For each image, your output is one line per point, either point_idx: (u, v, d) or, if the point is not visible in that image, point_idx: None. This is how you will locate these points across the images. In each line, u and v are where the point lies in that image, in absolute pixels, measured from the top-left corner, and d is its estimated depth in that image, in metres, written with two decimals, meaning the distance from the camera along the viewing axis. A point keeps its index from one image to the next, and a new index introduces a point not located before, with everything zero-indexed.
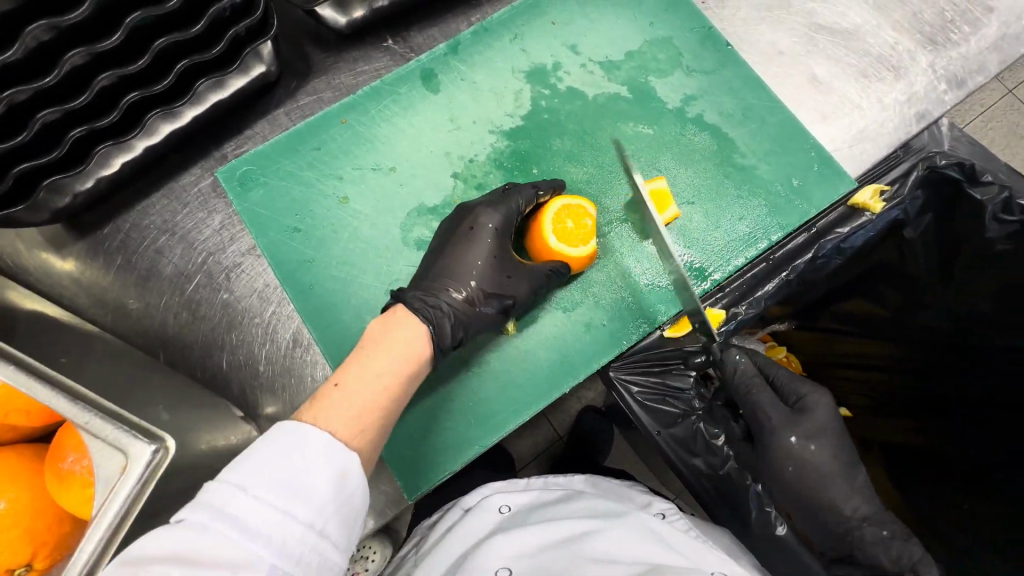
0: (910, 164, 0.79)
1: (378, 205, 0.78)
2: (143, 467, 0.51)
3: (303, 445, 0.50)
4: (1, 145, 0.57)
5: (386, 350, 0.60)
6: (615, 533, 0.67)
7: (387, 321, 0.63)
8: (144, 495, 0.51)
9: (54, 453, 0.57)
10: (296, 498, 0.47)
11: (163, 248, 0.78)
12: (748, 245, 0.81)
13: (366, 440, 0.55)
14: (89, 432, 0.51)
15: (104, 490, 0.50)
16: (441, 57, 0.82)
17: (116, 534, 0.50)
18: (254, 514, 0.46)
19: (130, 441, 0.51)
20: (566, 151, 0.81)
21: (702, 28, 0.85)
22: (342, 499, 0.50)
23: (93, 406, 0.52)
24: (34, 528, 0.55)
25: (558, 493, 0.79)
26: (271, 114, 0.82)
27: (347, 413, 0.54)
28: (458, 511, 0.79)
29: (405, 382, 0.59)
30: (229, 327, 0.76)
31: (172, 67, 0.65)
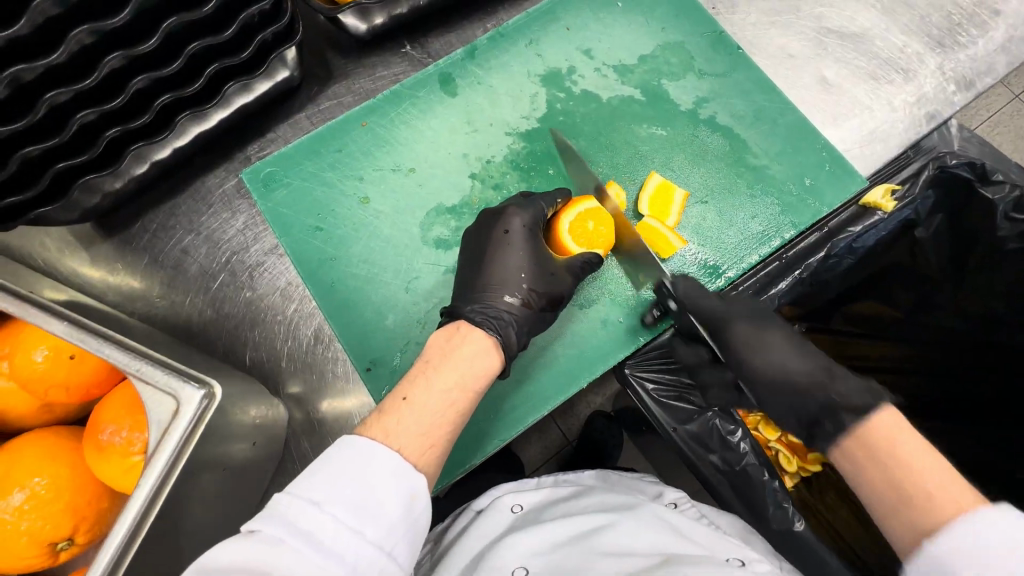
0: (922, 164, 0.80)
1: (398, 204, 0.81)
2: (193, 411, 0.55)
3: (377, 460, 0.51)
4: (43, 145, 0.62)
5: (454, 365, 0.61)
6: (629, 525, 0.68)
7: (453, 337, 0.65)
8: (194, 438, 0.55)
9: (91, 429, 0.60)
10: (366, 517, 0.48)
11: (189, 247, 0.83)
12: (761, 243, 0.82)
13: (431, 461, 0.56)
14: (140, 380, 0.55)
15: (157, 430, 0.54)
16: (459, 62, 0.86)
17: (168, 479, 0.54)
18: (324, 529, 0.46)
19: (180, 386, 0.55)
20: (580, 152, 0.83)
21: (713, 32, 0.88)
22: (410, 521, 0.50)
23: (143, 355, 0.56)
24: (75, 502, 0.59)
25: (570, 489, 0.83)
26: (293, 117, 0.87)
27: (417, 427, 0.55)
28: (470, 513, 0.82)
29: (470, 398, 0.61)
30: (252, 324, 0.80)
31: (203, 71, 0.69)
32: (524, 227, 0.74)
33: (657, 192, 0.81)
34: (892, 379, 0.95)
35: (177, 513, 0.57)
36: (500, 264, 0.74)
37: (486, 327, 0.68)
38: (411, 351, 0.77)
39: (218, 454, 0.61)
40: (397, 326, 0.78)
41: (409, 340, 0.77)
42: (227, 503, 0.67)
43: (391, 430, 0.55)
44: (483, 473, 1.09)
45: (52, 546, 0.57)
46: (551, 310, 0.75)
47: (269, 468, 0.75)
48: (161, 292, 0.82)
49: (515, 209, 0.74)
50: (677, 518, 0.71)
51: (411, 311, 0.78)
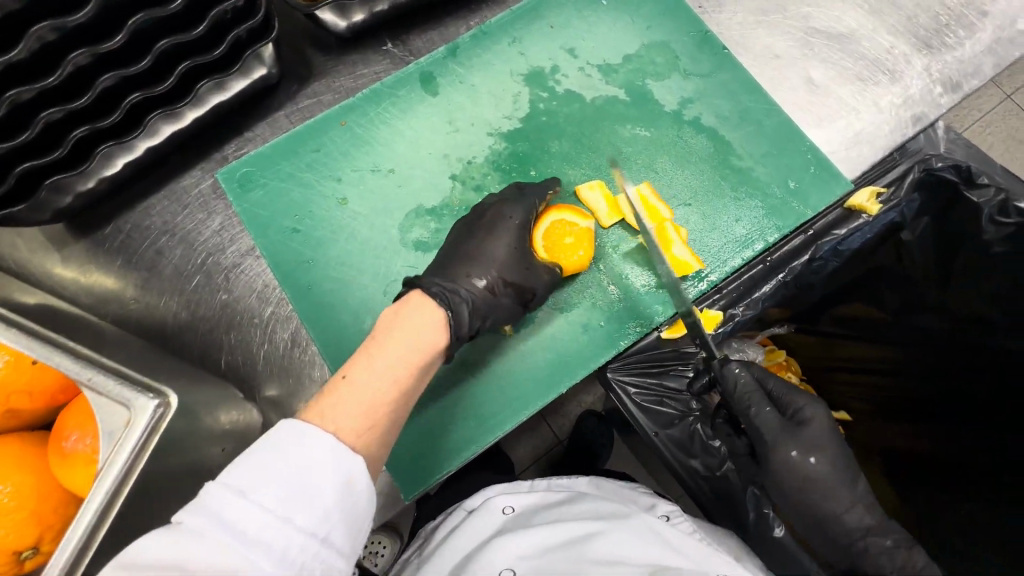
0: (906, 167, 0.80)
1: (377, 206, 0.80)
2: (146, 420, 0.53)
3: (310, 444, 0.50)
4: (6, 144, 0.60)
5: (398, 341, 0.60)
6: (617, 536, 0.67)
7: (400, 311, 0.63)
8: (148, 448, 0.53)
9: (55, 436, 0.59)
10: (295, 504, 0.46)
11: (164, 248, 0.81)
12: (745, 246, 0.81)
13: (371, 442, 0.55)
14: (91, 389, 0.53)
15: (109, 443, 0.52)
16: (440, 61, 0.84)
17: (122, 488, 0.52)
18: (251, 518, 0.45)
19: (133, 397, 0.53)
20: (564, 153, 0.82)
21: (699, 32, 0.87)
22: (347, 504, 0.49)
23: (94, 364, 0.54)
24: (40, 509, 0.58)
25: (562, 495, 0.80)
26: (271, 116, 0.85)
27: (353, 410, 0.55)
28: (461, 513, 0.81)
29: (413, 375, 0.60)
30: (228, 327, 0.79)
31: (174, 69, 0.68)
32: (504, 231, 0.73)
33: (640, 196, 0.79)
34: (879, 382, 0.95)
35: (142, 522, 0.56)
36: (483, 265, 0.73)
37: (442, 303, 0.65)
38: None
39: (186, 463, 0.60)
40: (375, 330, 0.76)
41: None
42: None
43: (330, 411, 0.54)
44: (468, 475, 1.08)
45: (15, 556, 0.56)
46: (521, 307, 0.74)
47: None
48: (136, 294, 0.80)
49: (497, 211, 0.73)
50: (671, 531, 0.69)
51: None
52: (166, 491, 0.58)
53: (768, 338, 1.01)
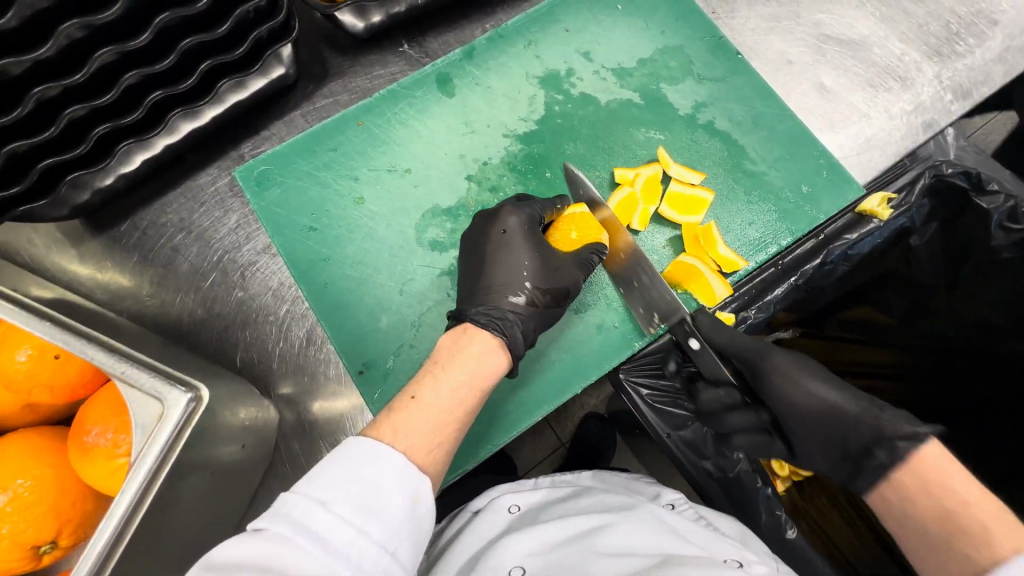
0: (917, 173, 0.81)
1: (394, 206, 0.81)
2: (179, 414, 0.54)
3: (383, 462, 0.51)
4: (31, 140, 0.61)
5: (461, 365, 0.61)
6: (626, 526, 0.67)
7: (459, 339, 0.65)
8: (179, 443, 0.54)
9: (76, 430, 0.59)
10: (372, 516, 0.47)
11: (180, 245, 0.81)
12: (758, 249, 0.81)
13: (438, 460, 0.55)
14: (124, 382, 0.54)
15: (142, 435, 0.53)
16: (457, 63, 0.85)
17: (154, 480, 0.53)
18: (331, 530, 0.45)
19: (167, 390, 0.54)
20: (578, 155, 0.83)
21: (713, 37, 0.88)
22: (413, 524, 0.50)
23: (129, 358, 0.55)
24: (59, 503, 0.58)
25: (565, 492, 0.82)
26: (288, 115, 0.86)
27: (426, 429, 0.55)
28: (467, 514, 0.81)
29: (475, 399, 0.60)
30: (244, 324, 0.79)
31: (196, 67, 0.68)
32: (523, 231, 0.73)
33: (682, 197, 0.80)
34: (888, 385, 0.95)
35: (161, 520, 0.56)
36: (502, 267, 0.73)
37: (492, 330, 0.67)
38: (404, 354, 0.76)
39: (206, 459, 0.60)
40: (390, 328, 0.77)
41: (402, 343, 0.76)
42: (214, 506, 0.65)
43: (399, 425, 0.55)
44: (476, 475, 1.08)
45: (34, 550, 0.56)
46: (557, 307, 0.74)
47: (259, 468, 0.74)
48: (152, 290, 0.81)
49: (512, 208, 0.74)
50: (674, 520, 0.69)
51: (404, 314, 0.77)
52: (186, 485, 0.58)
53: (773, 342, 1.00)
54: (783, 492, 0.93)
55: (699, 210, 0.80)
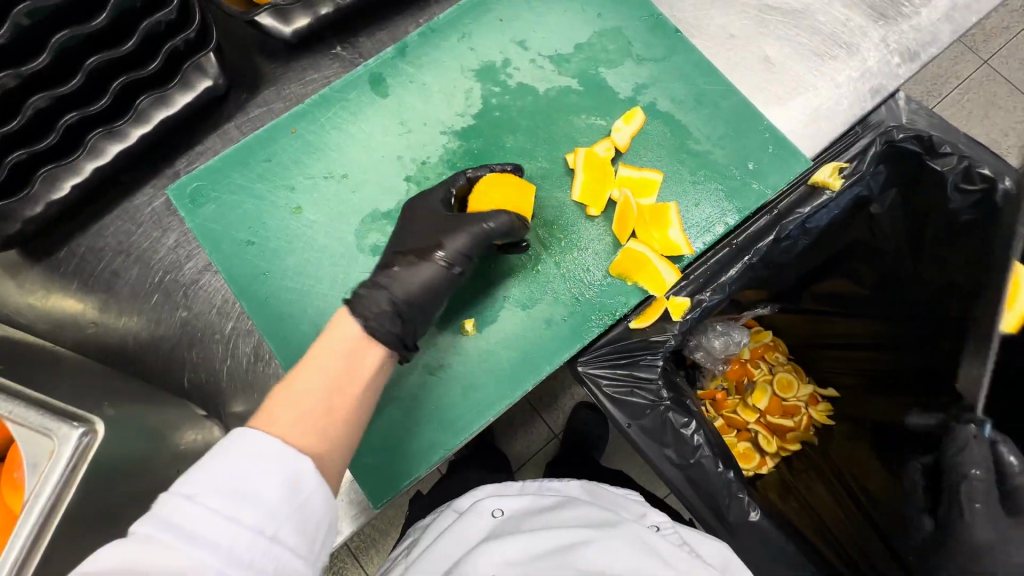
0: (869, 140, 0.80)
1: (334, 213, 0.79)
2: (71, 450, 0.52)
3: (261, 449, 0.49)
4: None
5: (331, 352, 0.59)
6: (606, 545, 0.65)
7: (330, 327, 0.62)
8: (75, 478, 0.52)
9: (7, 467, 0.58)
10: (244, 502, 0.46)
11: (119, 268, 0.80)
12: (706, 229, 0.80)
13: (329, 447, 0.54)
14: (14, 423, 0.52)
15: (35, 474, 0.51)
16: (389, 61, 0.83)
17: (51, 520, 0.51)
18: (201, 523, 0.45)
19: (55, 426, 0.52)
20: (519, 147, 0.81)
21: (650, 16, 0.85)
22: (298, 504, 0.49)
23: (16, 397, 0.53)
24: None
25: (551, 500, 0.78)
26: (221, 128, 0.84)
27: (304, 416, 0.54)
28: (452, 514, 0.80)
29: (362, 385, 0.59)
30: (190, 344, 0.78)
31: (109, 86, 0.66)
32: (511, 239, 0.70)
33: (636, 180, 0.78)
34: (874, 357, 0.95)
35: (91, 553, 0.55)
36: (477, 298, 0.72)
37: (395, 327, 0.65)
38: None
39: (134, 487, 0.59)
40: None
41: None
42: None
43: (284, 410, 0.53)
44: (455, 477, 1.08)
45: None
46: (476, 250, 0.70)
47: None
48: (95, 316, 0.79)
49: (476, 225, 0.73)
50: (661, 543, 0.67)
51: None
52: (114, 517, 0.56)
53: (754, 321, 1.05)
54: (770, 470, 1.02)
55: (650, 192, 0.78)
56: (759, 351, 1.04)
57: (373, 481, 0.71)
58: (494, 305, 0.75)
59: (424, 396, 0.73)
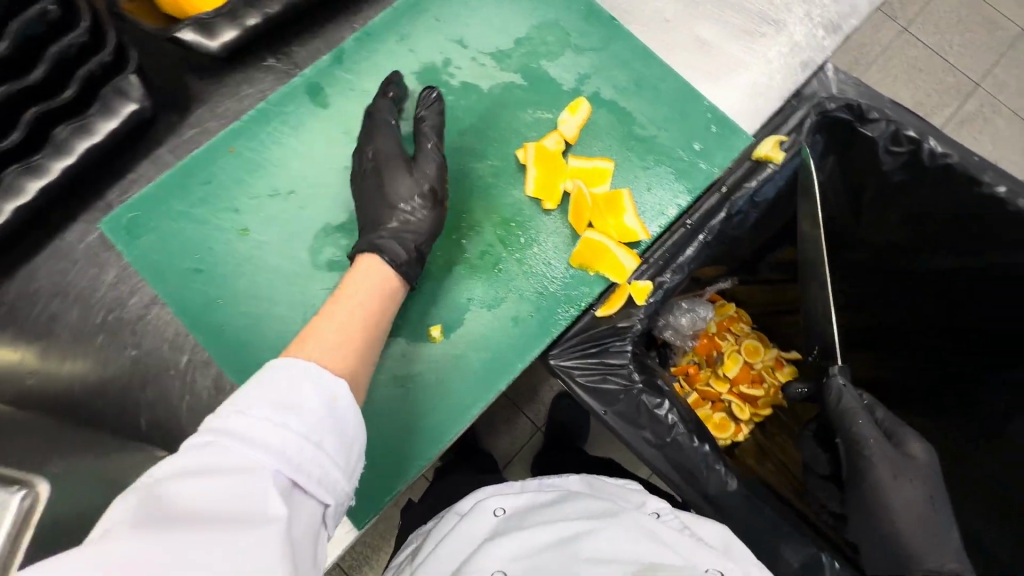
0: (804, 113, 0.84)
1: (283, 231, 0.76)
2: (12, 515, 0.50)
3: (295, 368, 0.53)
4: None
5: (363, 289, 0.66)
6: (609, 534, 0.65)
7: (366, 268, 0.68)
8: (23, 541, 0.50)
9: None
10: (293, 415, 0.50)
11: (57, 312, 0.74)
12: (660, 212, 0.82)
13: (351, 363, 0.59)
14: None
15: None
16: (326, 70, 0.81)
17: None
18: (250, 427, 0.49)
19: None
20: (468, 148, 0.80)
21: (586, 6, 0.86)
22: (336, 420, 0.52)
23: None
24: None
25: (553, 493, 0.77)
26: (154, 153, 0.79)
27: (336, 336, 0.60)
28: (454, 517, 0.79)
29: (377, 313, 0.65)
30: (142, 384, 0.72)
31: (20, 118, 0.63)
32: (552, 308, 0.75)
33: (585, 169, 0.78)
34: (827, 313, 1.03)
35: None
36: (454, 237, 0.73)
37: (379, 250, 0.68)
38: None
39: None
40: None
41: None
42: None
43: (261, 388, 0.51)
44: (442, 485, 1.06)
45: None
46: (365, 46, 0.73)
47: None
48: None
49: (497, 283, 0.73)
50: (660, 527, 0.68)
51: None
52: None
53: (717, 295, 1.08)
54: (746, 436, 1.04)
55: (603, 181, 0.79)
56: (725, 323, 1.07)
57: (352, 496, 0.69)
58: (460, 306, 0.75)
59: (398, 407, 0.72)
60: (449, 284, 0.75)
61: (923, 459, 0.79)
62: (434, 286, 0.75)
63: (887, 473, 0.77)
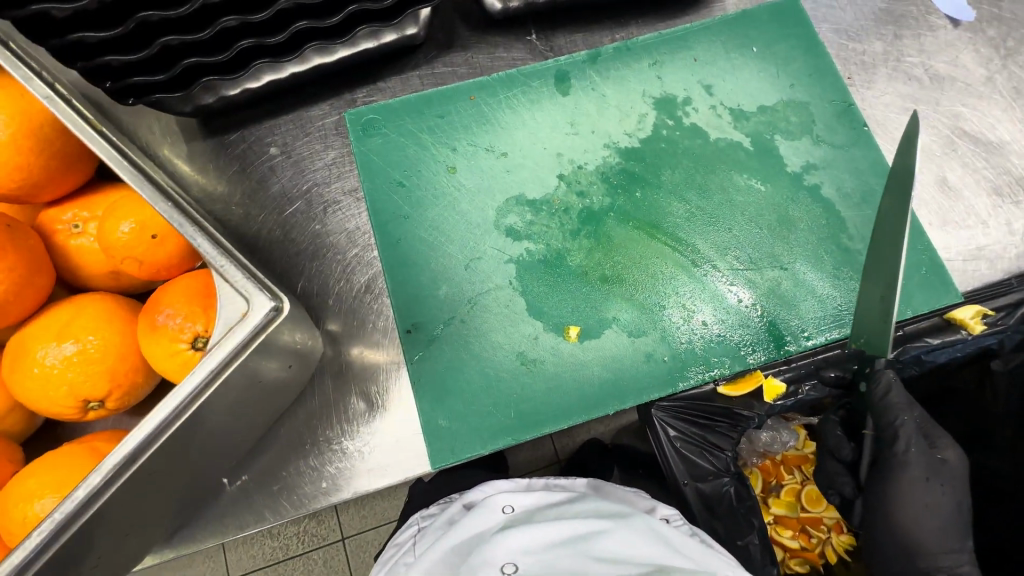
0: (1022, 297, 0.77)
1: (482, 184, 0.82)
2: (260, 318, 0.58)
3: None
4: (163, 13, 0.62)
5: None
6: (622, 534, 0.63)
7: None
8: (252, 344, 0.58)
9: (150, 307, 0.61)
10: None
11: (277, 167, 0.86)
12: (835, 324, 0.77)
13: None
14: (220, 276, 0.58)
15: (225, 326, 0.57)
16: (579, 64, 0.86)
17: (221, 373, 0.57)
18: None
19: (256, 293, 0.58)
20: (673, 184, 0.82)
21: (842, 102, 0.85)
22: None
23: (229, 254, 0.58)
24: (116, 367, 0.61)
25: (563, 494, 0.74)
26: (406, 74, 0.88)
27: None
28: (458, 507, 0.75)
29: None
30: (313, 256, 0.83)
31: (344, 8, 0.72)
32: None
33: None
34: None
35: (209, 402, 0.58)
36: None
37: None
38: (453, 326, 0.77)
39: (254, 369, 0.61)
40: (448, 298, 0.78)
41: (455, 316, 0.77)
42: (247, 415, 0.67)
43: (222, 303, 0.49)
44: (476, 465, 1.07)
45: (84, 403, 0.60)
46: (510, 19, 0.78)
47: (291, 395, 0.74)
48: (241, 202, 0.85)
49: None
50: (671, 532, 0.65)
51: (463, 288, 0.78)
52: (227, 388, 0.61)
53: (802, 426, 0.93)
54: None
55: None
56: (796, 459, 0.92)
57: (438, 440, 0.73)
58: (604, 320, 0.76)
59: (511, 380, 0.75)
60: (602, 296, 0.77)
61: (952, 465, 0.78)
62: (588, 292, 0.77)
63: (919, 498, 0.77)
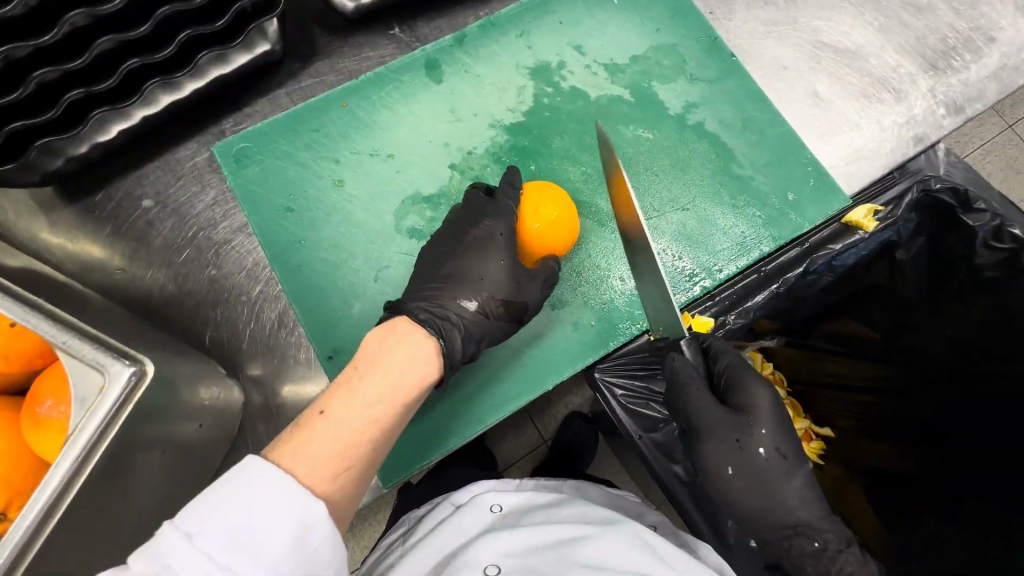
0: (906, 186, 0.82)
1: (374, 190, 0.79)
2: (119, 389, 0.52)
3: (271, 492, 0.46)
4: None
5: (383, 369, 0.57)
6: (607, 541, 0.63)
7: (385, 339, 0.61)
8: (119, 418, 0.52)
9: (30, 401, 0.57)
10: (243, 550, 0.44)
11: (154, 219, 0.80)
12: (742, 253, 0.80)
13: (345, 484, 0.52)
14: (66, 353, 0.52)
15: (81, 408, 0.52)
16: (447, 49, 0.84)
17: (91, 455, 0.51)
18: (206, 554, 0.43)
19: (109, 362, 0.53)
20: (565, 149, 0.81)
21: (708, 37, 0.87)
22: (304, 555, 0.45)
23: (71, 329, 0.53)
24: (9, 475, 0.56)
25: (550, 496, 0.75)
26: (272, 93, 0.83)
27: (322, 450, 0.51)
28: (448, 507, 0.74)
29: (401, 405, 0.57)
30: (215, 303, 0.78)
31: (174, 37, 0.67)
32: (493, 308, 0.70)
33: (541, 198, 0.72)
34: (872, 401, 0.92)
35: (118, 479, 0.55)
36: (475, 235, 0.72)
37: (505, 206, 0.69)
38: None
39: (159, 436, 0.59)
40: (364, 315, 0.75)
41: None
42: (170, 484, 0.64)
43: None
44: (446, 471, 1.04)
45: None
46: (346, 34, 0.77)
47: (221, 449, 0.73)
48: (124, 265, 0.79)
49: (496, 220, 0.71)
50: (659, 539, 0.65)
51: (379, 301, 0.76)
52: (139, 464, 0.58)
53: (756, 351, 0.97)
54: None
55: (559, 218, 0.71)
56: None
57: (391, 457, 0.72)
58: None
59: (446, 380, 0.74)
60: None
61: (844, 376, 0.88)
62: None
63: None
